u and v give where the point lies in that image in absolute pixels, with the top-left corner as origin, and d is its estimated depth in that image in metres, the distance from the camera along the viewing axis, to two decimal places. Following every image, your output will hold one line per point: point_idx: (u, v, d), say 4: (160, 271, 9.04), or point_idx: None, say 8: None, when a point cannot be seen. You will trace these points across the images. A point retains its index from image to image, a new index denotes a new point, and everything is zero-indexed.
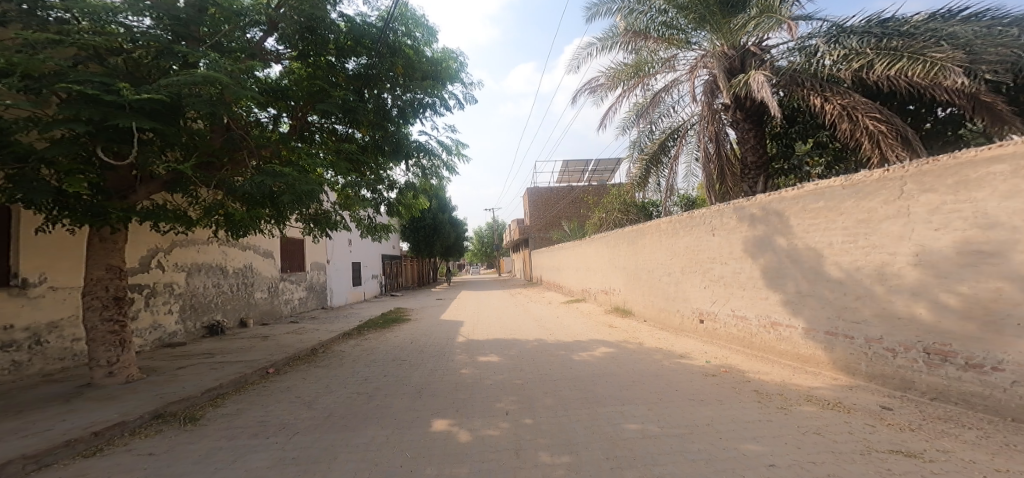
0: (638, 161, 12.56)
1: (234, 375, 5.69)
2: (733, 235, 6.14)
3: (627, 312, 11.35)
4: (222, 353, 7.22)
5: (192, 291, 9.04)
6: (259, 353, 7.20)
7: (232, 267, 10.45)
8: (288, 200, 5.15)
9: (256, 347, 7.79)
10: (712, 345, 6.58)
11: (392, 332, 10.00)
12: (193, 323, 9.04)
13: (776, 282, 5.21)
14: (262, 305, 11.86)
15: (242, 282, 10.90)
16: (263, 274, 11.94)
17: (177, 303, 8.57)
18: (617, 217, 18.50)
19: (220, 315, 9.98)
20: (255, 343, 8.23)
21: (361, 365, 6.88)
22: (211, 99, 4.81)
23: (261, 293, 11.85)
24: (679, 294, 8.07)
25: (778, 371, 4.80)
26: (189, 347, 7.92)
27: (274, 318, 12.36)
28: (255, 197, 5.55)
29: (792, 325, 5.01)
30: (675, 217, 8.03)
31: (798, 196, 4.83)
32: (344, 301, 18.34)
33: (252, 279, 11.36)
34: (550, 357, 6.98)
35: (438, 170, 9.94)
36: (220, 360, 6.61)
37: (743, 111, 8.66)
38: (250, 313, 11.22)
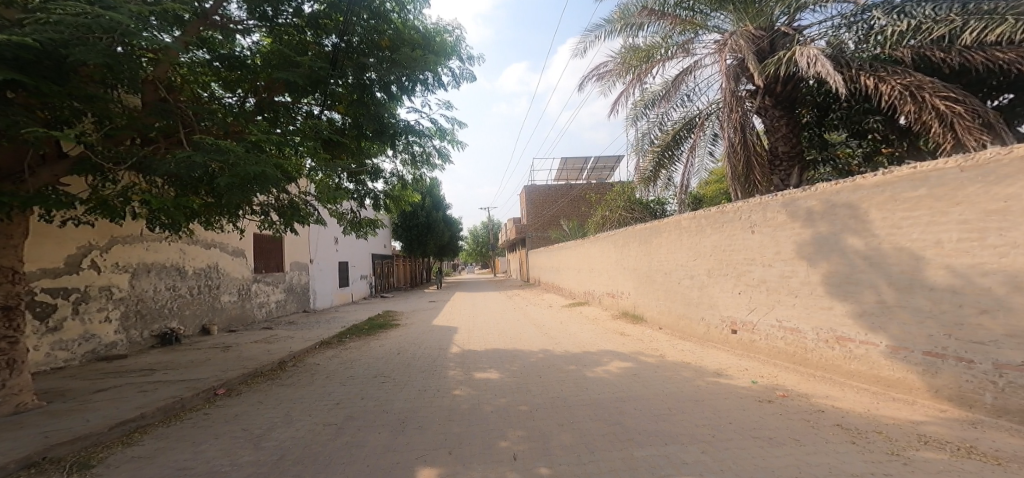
0: (647, 154, 11.64)
1: (168, 400, 4.64)
2: (783, 233, 5.23)
3: (638, 318, 10.39)
4: (168, 368, 6.12)
5: (139, 294, 7.92)
6: (212, 369, 6.10)
7: (192, 268, 9.35)
8: (231, 182, 4.13)
9: (215, 360, 6.71)
10: (750, 360, 5.64)
11: (379, 340, 8.97)
12: (140, 332, 7.92)
13: (850, 290, 4.31)
14: (230, 310, 10.72)
15: (206, 285, 9.78)
16: (232, 275, 10.81)
17: (116, 309, 7.44)
18: (622, 215, 17.62)
19: (177, 322, 8.87)
20: (215, 355, 7.15)
21: (338, 383, 5.84)
22: (108, 51, 3.89)
23: (230, 297, 10.72)
24: (703, 299, 7.13)
25: (855, 398, 3.89)
26: (132, 361, 6.81)
27: (245, 323, 11.23)
28: (190, 180, 4.59)
29: (872, 341, 4.10)
30: (701, 212, 7.07)
31: (882, 183, 3.94)
32: (329, 303, 17.19)
33: (218, 281, 10.24)
34: (559, 373, 5.99)
35: (430, 159, 8.82)
36: (162, 379, 5.53)
37: (772, 97, 7.92)
38: (215, 319, 10.08)
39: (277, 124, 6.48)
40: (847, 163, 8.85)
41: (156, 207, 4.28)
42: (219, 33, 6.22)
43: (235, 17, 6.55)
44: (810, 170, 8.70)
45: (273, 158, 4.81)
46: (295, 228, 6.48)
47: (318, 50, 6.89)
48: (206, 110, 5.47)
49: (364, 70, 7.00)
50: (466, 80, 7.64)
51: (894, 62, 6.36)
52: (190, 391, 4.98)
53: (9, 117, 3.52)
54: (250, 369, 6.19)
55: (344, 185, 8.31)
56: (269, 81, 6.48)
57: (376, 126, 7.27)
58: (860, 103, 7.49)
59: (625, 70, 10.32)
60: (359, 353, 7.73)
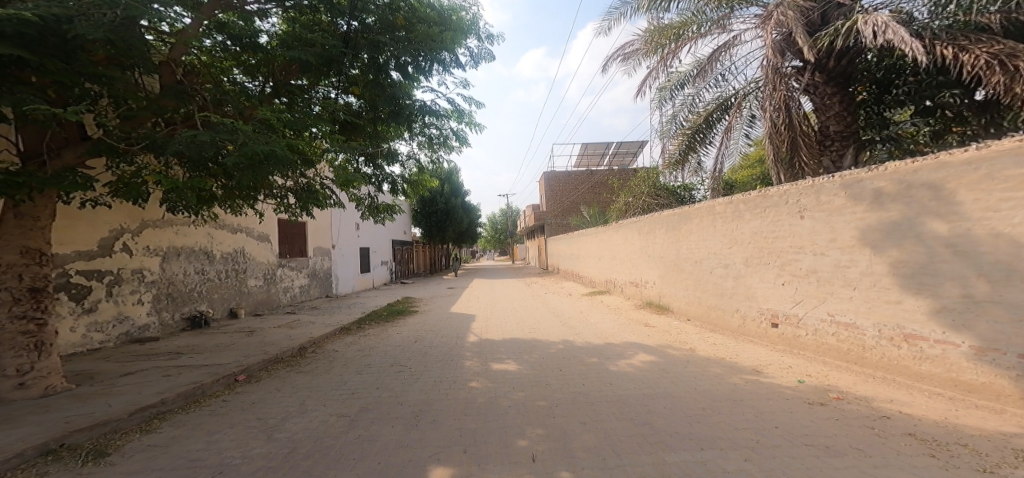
0: (676, 137, 11.06)
1: (190, 386, 4.57)
2: (840, 217, 5.03)
3: (663, 308, 10.02)
4: (193, 352, 6.13)
5: (170, 277, 8.02)
6: (236, 354, 6.10)
7: (220, 252, 9.46)
8: (239, 162, 3.96)
9: (238, 345, 6.72)
10: (796, 358, 5.44)
11: (398, 327, 8.92)
12: (171, 314, 8.04)
13: (926, 282, 4.02)
14: (257, 294, 10.86)
15: (233, 269, 9.88)
16: (259, 260, 10.94)
17: (149, 292, 7.55)
18: (648, 202, 16.95)
19: (206, 305, 8.99)
20: (240, 340, 7.19)
21: (354, 371, 5.74)
22: (109, 25, 3.69)
23: (256, 281, 10.84)
24: (740, 290, 7.05)
25: (929, 404, 3.64)
26: (161, 344, 6.90)
27: (271, 307, 11.39)
28: (199, 160, 4.48)
29: (951, 340, 3.82)
30: (742, 197, 6.91)
31: (976, 159, 3.61)
32: (351, 288, 17.38)
33: (246, 265, 10.37)
34: (582, 365, 5.70)
35: (448, 141, 8.52)
36: (186, 364, 5.51)
37: (824, 73, 7.70)
38: (243, 302, 10.24)
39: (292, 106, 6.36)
40: (912, 143, 8.53)
41: (168, 188, 4.15)
42: (241, 21, 6.12)
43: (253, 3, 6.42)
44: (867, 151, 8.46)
45: (285, 139, 4.67)
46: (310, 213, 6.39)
47: (332, 31, 6.64)
48: (220, 95, 5.34)
49: (379, 49, 6.68)
50: (485, 58, 7.27)
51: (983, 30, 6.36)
52: (212, 377, 4.92)
53: (15, 95, 3.38)
54: (272, 354, 6.17)
55: (362, 170, 8.21)
56: (283, 65, 6.34)
57: (392, 107, 7.04)
58: (933, 76, 7.23)
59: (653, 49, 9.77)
60: (377, 340, 7.66)
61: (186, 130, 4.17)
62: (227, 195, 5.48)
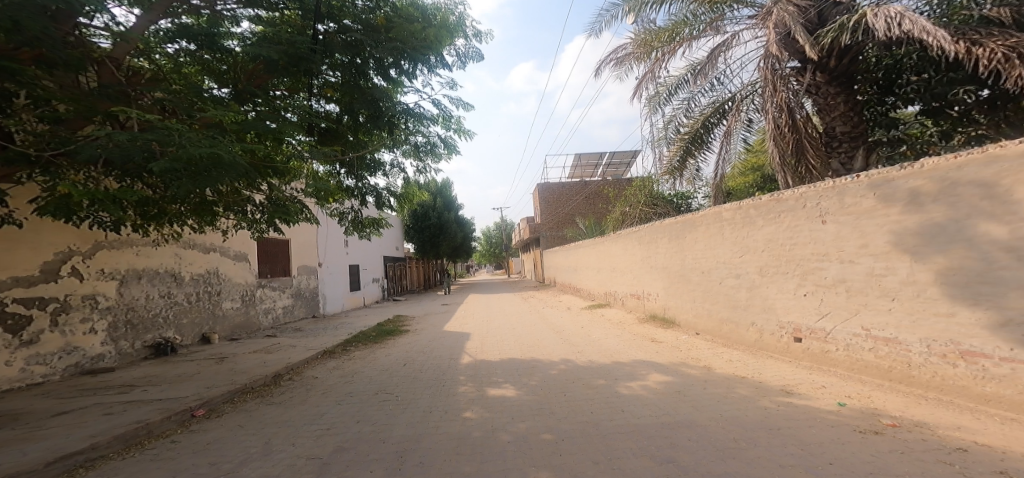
0: (674, 144, 10.73)
1: (132, 425, 3.93)
2: (869, 220, 4.55)
3: (669, 322, 9.46)
4: (150, 385, 5.45)
5: (130, 302, 7.37)
6: (197, 385, 5.43)
7: (190, 273, 8.81)
8: (168, 166, 3.57)
9: (204, 374, 6.05)
10: (827, 376, 4.92)
11: (385, 348, 8.24)
12: (130, 342, 7.38)
13: (985, 292, 3.54)
14: (234, 317, 10.20)
15: (205, 291, 9.25)
16: (235, 281, 10.27)
17: (104, 319, 6.89)
18: (645, 211, 16.61)
19: (173, 331, 8.34)
20: (207, 368, 6.51)
21: (332, 401, 5.10)
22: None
23: (233, 303, 10.18)
24: (754, 301, 6.55)
25: (1008, 434, 3.16)
26: (116, 374, 6.27)
27: (249, 331, 10.71)
28: (129, 168, 4.06)
29: (1020, 358, 3.32)
30: (752, 201, 6.47)
31: None
32: (340, 308, 16.70)
33: (219, 287, 9.70)
34: (587, 389, 5.09)
35: (435, 149, 8.02)
36: (138, 397, 4.88)
37: (826, 72, 7.34)
38: (216, 327, 9.55)
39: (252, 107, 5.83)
40: (922, 143, 8.19)
41: (86, 198, 3.55)
42: (207, 23, 5.70)
43: (224, 8, 6.07)
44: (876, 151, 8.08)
45: (236, 145, 4.36)
46: (278, 226, 6.10)
47: (307, 32, 6.22)
48: (172, 98, 4.87)
49: (356, 49, 6.22)
50: (472, 58, 6.87)
51: (991, 24, 5.97)
52: (163, 414, 4.27)
53: None
54: (238, 384, 5.52)
55: (343, 182, 7.83)
56: (250, 69, 5.90)
57: (370, 111, 6.57)
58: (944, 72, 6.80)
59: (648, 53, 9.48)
60: (363, 364, 7.04)
61: (109, 134, 3.77)
62: (177, 211, 5.08)
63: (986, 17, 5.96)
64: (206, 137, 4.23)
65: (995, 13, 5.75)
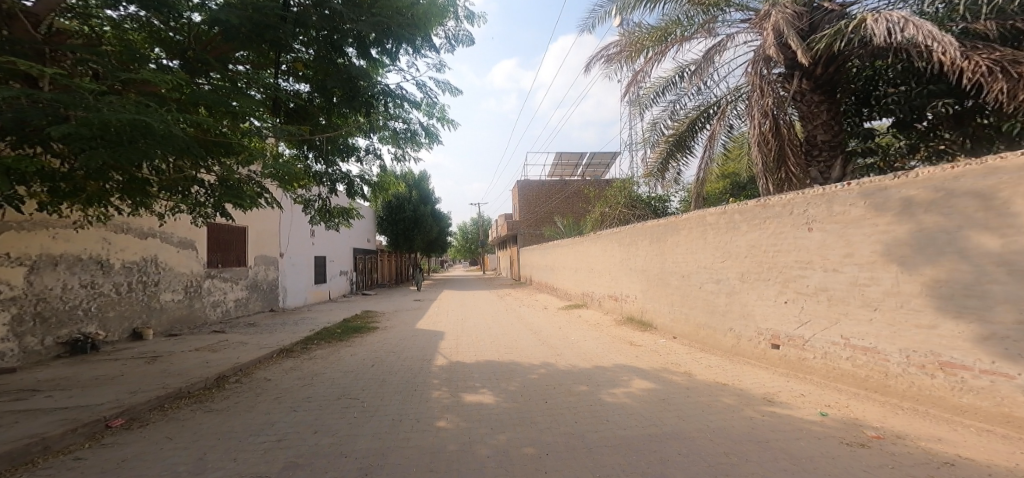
0: (658, 145, 10.70)
1: (24, 441, 3.42)
2: (857, 229, 4.47)
3: (646, 325, 9.40)
4: (57, 389, 5.06)
5: (42, 293, 6.80)
6: (116, 390, 4.87)
7: (120, 261, 8.20)
8: (73, 130, 3.14)
9: (127, 376, 5.49)
10: (803, 384, 4.85)
11: (351, 347, 7.76)
12: (40, 338, 6.78)
13: (970, 305, 3.47)
14: (173, 311, 9.53)
15: (140, 281, 8.64)
16: (178, 270, 9.63)
17: (8, 311, 6.31)
18: (623, 212, 16.61)
19: (96, 326, 7.74)
20: (133, 368, 5.92)
21: (287, 408, 4.63)
22: None
23: (173, 295, 9.53)
24: (734, 307, 6.49)
25: (986, 446, 3.08)
26: (17, 376, 5.77)
27: (192, 326, 9.99)
28: (29, 133, 3.57)
29: (1002, 371, 3.26)
30: (737, 207, 6.41)
31: None
32: (304, 301, 15.92)
33: (158, 277, 9.07)
34: (569, 396, 4.84)
35: (416, 137, 7.58)
36: (34, 409, 4.35)
37: (811, 80, 7.43)
38: (150, 321, 8.91)
39: (209, 79, 5.27)
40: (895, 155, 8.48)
41: None
42: None
43: None
44: (853, 161, 8.17)
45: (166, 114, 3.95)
46: (226, 211, 5.61)
47: None
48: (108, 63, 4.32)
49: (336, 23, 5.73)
50: (463, 43, 6.49)
51: (976, 38, 6.14)
52: (67, 427, 3.78)
53: None
54: (168, 389, 4.97)
55: (312, 167, 7.32)
56: (213, 39, 5.33)
57: (346, 91, 6.05)
58: (926, 85, 6.96)
59: (638, 51, 9.32)
60: (325, 364, 6.54)
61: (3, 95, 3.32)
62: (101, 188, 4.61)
63: (972, 31, 6.12)
64: (134, 103, 3.82)
65: (982, 27, 5.88)
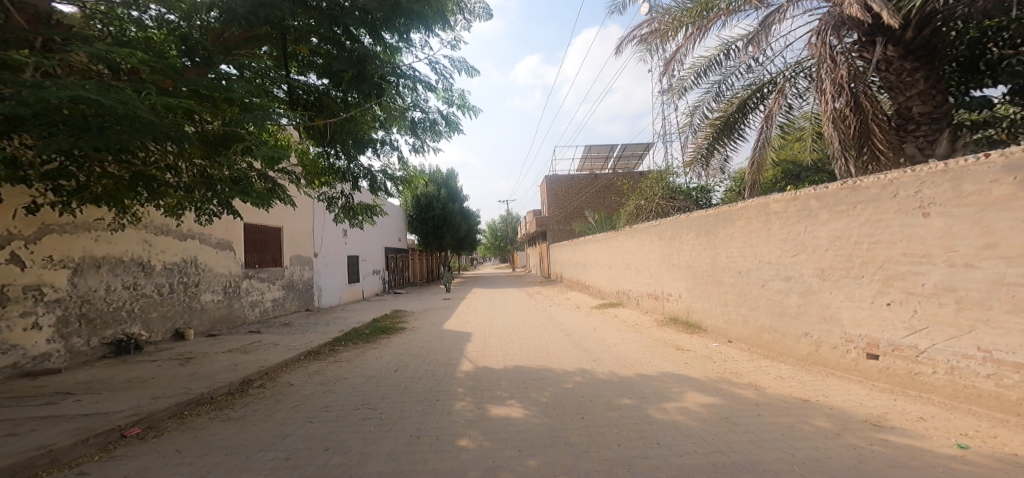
0: (703, 130, 9.73)
1: (29, 453, 3.14)
2: (1001, 212, 3.54)
3: (693, 327, 8.53)
4: (89, 392, 4.93)
5: (87, 294, 6.83)
6: (140, 396, 4.64)
7: (161, 263, 8.21)
8: (8, 110, 2.76)
9: (156, 380, 5.30)
10: (921, 405, 3.99)
11: (378, 350, 7.41)
12: (85, 339, 6.81)
13: None
14: (213, 311, 9.54)
15: (180, 282, 8.66)
16: (216, 271, 9.63)
17: (53, 313, 6.34)
18: (662, 204, 15.60)
19: (140, 327, 7.77)
20: (165, 371, 5.78)
21: (304, 418, 4.20)
22: None
23: (213, 295, 9.55)
24: (812, 309, 5.62)
25: None
26: (58, 377, 5.74)
27: (232, 326, 10.02)
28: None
29: None
30: (815, 192, 5.53)
31: None
32: (337, 301, 15.97)
33: (198, 277, 9.09)
34: (609, 411, 4.14)
35: (442, 127, 7.10)
36: (54, 415, 4.14)
37: (900, 46, 6.32)
38: (192, 321, 8.94)
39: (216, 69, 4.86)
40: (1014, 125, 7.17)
41: None
42: None
43: None
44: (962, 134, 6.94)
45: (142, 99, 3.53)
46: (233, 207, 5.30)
47: None
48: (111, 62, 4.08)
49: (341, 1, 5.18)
50: (481, 16, 5.94)
51: None
52: (78, 437, 3.48)
53: None
54: (189, 394, 4.69)
55: (335, 164, 6.99)
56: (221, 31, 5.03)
57: (354, 73, 5.51)
58: None
59: (678, 28, 8.42)
60: (349, 368, 6.18)
61: None
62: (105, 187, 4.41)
63: None
64: (101, 87, 3.45)
65: None
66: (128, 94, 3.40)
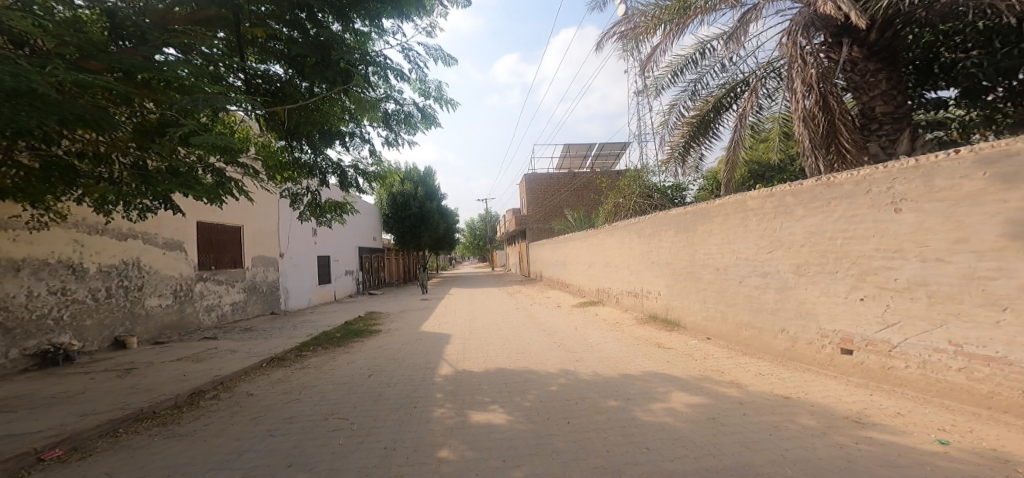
0: (679, 128, 9.79)
1: None
2: (973, 208, 3.59)
3: (672, 324, 8.56)
4: (11, 409, 4.43)
5: (4, 301, 6.22)
6: (67, 412, 4.19)
7: (96, 265, 7.59)
8: None
9: (88, 394, 4.83)
10: (896, 399, 4.03)
11: (349, 354, 7.06)
12: (4, 351, 6.19)
13: None
14: (161, 317, 8.96)
15: (120, 286, 8.05)
16: (165, 274, 9.02)
17: None
18: (639, 202, 15.72)
19: (71, 336, 7.16)
20: (100, 383, 5.29)
21: (264, 432, 3.87)
22: None
23: (160, 299, 8.94)
24: (789, 305, 5.67)
25: None
26: None
27: (183, 332, 9.43)
28: None
29: None
30: (790, 189, 5.58)
31: None
32: (307, 303, 15.34)
33: (142, 281, 8.47)
34: (595, 414, 4.00)
35: (415, 119, 6.82)
36: None
37: (864, 47, 6.48)
38: (135, 329, 8.33)
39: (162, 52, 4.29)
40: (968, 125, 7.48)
41: None
42: None
43: None
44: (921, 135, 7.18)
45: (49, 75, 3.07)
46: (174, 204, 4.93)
47: None
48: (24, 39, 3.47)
49: None
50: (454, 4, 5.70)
51: None
52: None
53: None
54: (126, 410, 4.26)
55: (299, 158, 6.62)
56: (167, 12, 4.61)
57: (315, 57, 5.15)
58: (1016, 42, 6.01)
59: (656, 25, 8.42)
60: (317, 374, 5.84)
61: None
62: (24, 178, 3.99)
63: None
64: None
65: None
66: (26, 67, 2.94)
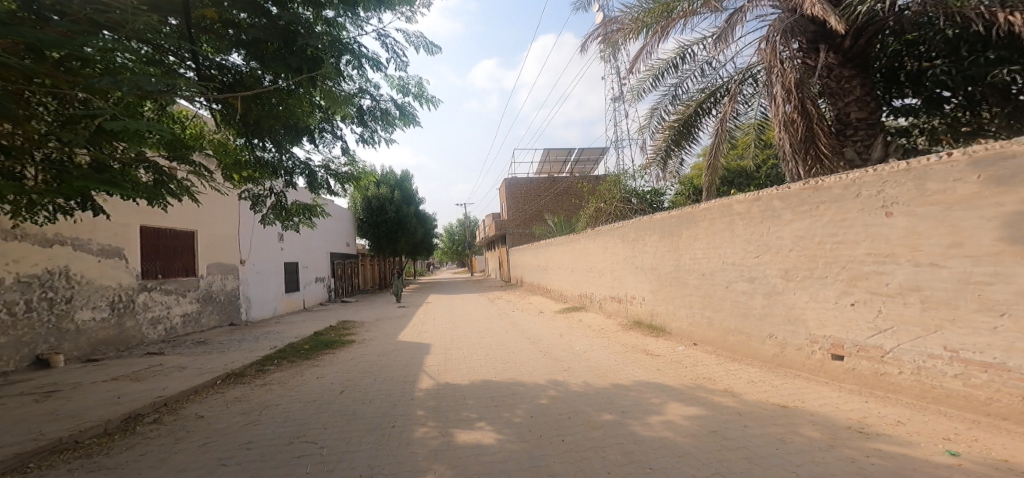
0: (660, 133, 9.78)
1: None
2: (967, 211, 3.54)
3: (658, 330, 8.44)
4: None
5: None
6: None
7: (12, 275, 6.84)
8: None
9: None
10: (893, 407, 3.95)
11: (319, 368, 6.56)
12: None
13: None
14: (95, 332, 8.21)
15: (44, 299, 7.28)
16: (101, 283, 8.27)
17: None
18: (620, 207, 15.71)
19: None
20: (14, 410, 4.64)
21: (215, 462, 3.41)
22: None
23: (94, 312, 8.17)
24: (777, 310, 5.60)
25: None
26: None
27: (121, 348, 8.65)
28: None
29: None
30: (778, 192, 5.53)
31: None
32: (270, 312, 14.50)
33: (70, 293, 7.71)
34: (591, 430, 3.74)
35: (392, 117, 6.46)
36: None
37: (839, 53, 6.59)
38: (61, 345, 7.55)
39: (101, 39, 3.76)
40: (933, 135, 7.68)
41: None
42: None
43: None
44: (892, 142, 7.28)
45: None
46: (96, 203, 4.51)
47: None
48: None
49: None
50: None
51: None
52: None
53: None
54: (41, 441, 3.69)
55: (263, 157, 6.17)
56: None
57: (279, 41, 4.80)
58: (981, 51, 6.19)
59: (638, 29, 8.36)
60: (283, 391, 5.36)
61: None
62: None
63: None
64: None
65: None
66: None
